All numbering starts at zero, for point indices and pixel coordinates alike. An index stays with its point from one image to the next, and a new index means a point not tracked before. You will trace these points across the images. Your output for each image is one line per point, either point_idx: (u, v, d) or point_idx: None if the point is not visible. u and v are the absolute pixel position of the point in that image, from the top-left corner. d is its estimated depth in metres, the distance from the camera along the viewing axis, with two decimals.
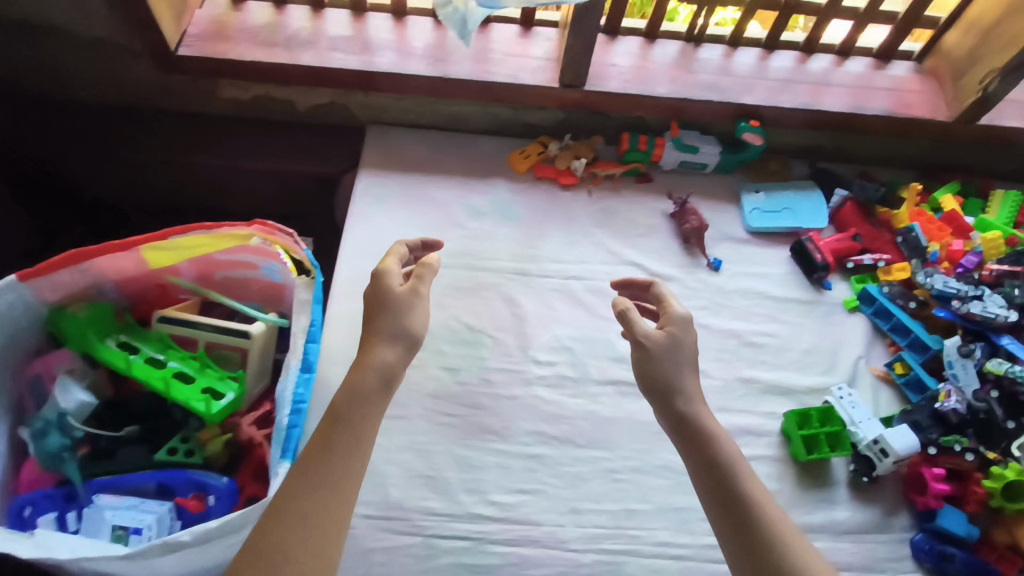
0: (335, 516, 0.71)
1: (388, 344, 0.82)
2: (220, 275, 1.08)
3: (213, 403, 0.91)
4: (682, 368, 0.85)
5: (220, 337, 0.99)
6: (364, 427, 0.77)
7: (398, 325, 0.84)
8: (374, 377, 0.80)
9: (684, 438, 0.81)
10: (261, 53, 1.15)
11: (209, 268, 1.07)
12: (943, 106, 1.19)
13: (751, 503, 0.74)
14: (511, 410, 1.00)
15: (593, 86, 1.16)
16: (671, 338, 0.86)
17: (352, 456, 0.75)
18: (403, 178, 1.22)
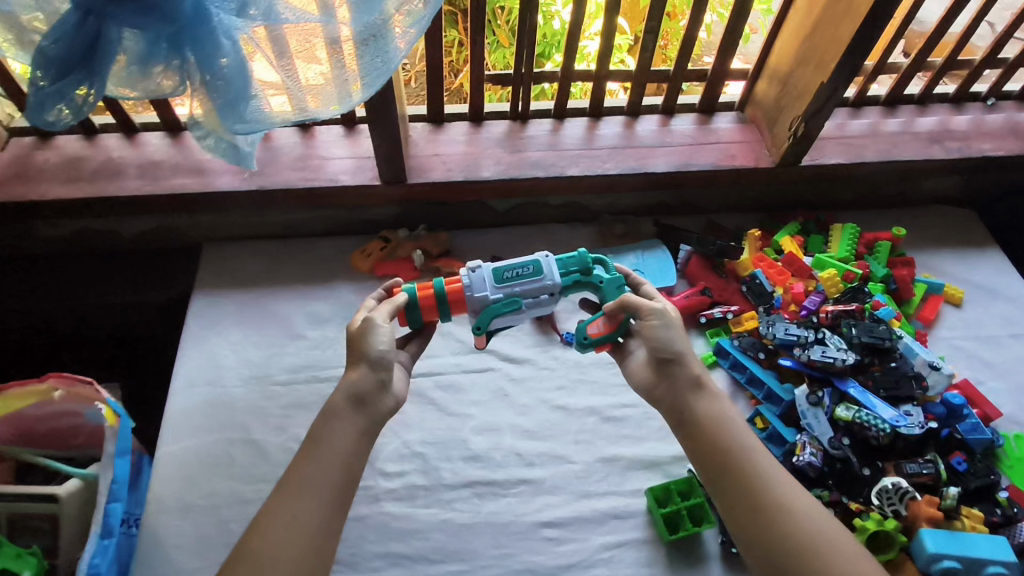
0: (315, 540, 0.72)
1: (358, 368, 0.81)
2: (34, 435, 1.01)
3: None
4: (680, 334, 0.85)
5: (26, 504, 0.89)
6: (339, 441, 0.78)
7: (358, 352, 0.83)
8: (353, 396, 0.81)
9: (689, 389, 0.83)
10: (66, 190, 1.11)
11: (26, 423, 0.99)
12: (766, 154, 1.22)
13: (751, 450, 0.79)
14: (357, 534, 0.94)
15: (416, 179, 1.14)
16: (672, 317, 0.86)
17: (334, 478, 0.76)
18: (238, 294, 1.17)
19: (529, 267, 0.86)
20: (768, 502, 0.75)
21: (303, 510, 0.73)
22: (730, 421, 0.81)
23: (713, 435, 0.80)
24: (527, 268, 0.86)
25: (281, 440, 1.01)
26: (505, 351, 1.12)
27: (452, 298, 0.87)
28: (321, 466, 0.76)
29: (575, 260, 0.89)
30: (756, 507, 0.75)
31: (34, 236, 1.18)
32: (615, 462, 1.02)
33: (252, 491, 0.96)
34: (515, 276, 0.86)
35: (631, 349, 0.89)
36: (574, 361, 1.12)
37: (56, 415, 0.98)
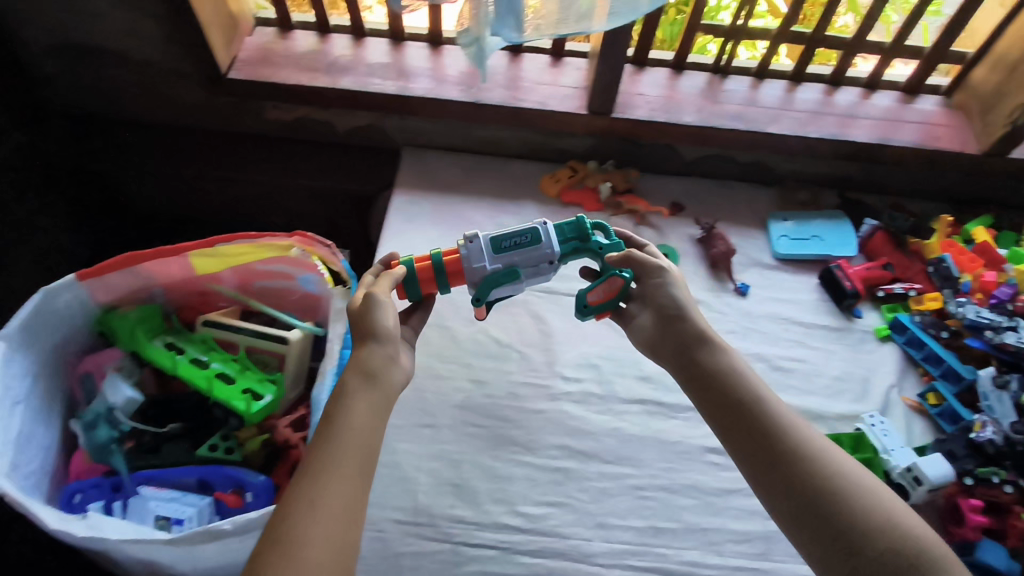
0: (340, 506, 0.65)
1: (370, 345, 0.76)
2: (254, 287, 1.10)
3: (253, 402, 0.95)
4: (685, 290, 0.85)
5: (261, 341, 1.01)
6: (361, 414, 0.71)
7: (365, 326, 0.77)
8: (362, 372, 0.74)
9: (691, 348, 0.81)
10: (304, 77, 1.21)
11: (250, 276, 1.08)
12: (974, 141, 1.20)
13: (767, 397, 0.75)
14: (538, 424, 1.01)
15: (621, 113, 1.20)
16: (679, 277, 0.87)
17: (355, 457, 0.68)
18: (435, 197, 1.26)
19: (526, 237, 0.86)
20: (816, 473, 0.69)
21: (335, 487, 0.66)
22: (742, 369, 0.78)
23: (728, 400, 0.76)
24: (524, 236, 0.86)
25: (470, 330, 1.09)
26: None
27: (450, 268, 0.87)
28: (345, 440, 0.69)
29: (574, 228, 0.89)
30: (803, 474, 0.69)
31: (261, 117, 1.29)
32: None
33: (444, 369, 1.05)
34: (512, 246, 0.86)
35: (634, 313, 0.87)
36: (747, 310, 1.16)
37: (273, 273, 1.07)
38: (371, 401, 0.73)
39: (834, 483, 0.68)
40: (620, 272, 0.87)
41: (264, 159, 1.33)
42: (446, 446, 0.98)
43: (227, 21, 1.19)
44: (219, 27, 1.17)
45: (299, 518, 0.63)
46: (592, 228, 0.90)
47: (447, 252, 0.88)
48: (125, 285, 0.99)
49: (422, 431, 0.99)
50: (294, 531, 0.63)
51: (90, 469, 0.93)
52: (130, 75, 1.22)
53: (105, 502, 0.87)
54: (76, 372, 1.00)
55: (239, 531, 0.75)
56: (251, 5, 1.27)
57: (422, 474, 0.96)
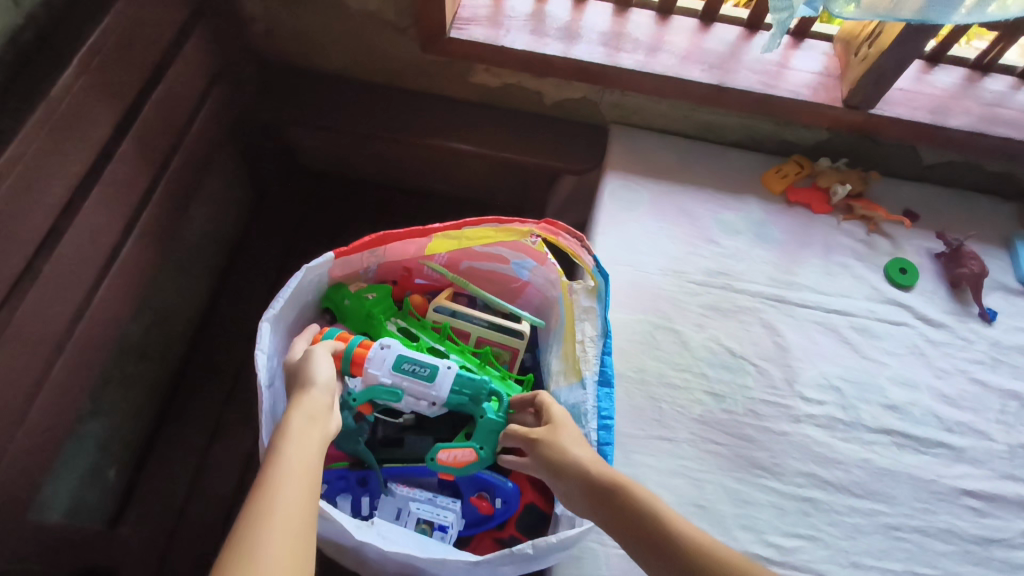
0: (304, 519, 0.56)
1: (308, 390, 0.70)
2: (462, 267, 1.04)
3: (509, 403, 0.90)
4: (570, 436, 0.73)
5: (493, 333, 0.97)
6: (309, 444, 0.64)
7: (302, 376, 0.72)
8: (298, 409, 0.67)
9: (595, 501, 0.68)
10: (529, 41, 1.12)
11: (462, 255, 1.02)
12: None
13: (676, 528, 0.63)
14: (781, 447, 0.94)
15: (879, 110, 1.08)
16: (555, 422, 0.75)
17: (307, 478, 0.60)
18: (649, 183, 1.17)
19: (427, 369, 0.82)
20: None
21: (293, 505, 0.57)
22: (662, 508, 0.65)
23: (655, 550, 0.63)
24: (423, 368, 0.81)
25: (700, 336, 1.02)
26: (922, 310, 1.07)
27: (356, 358, 0.81)
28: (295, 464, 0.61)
29: (472, 384, 0.82)
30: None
31: (466, 80, 1.23)
32: None
33: (677, 377, 0.99)
34: (410, 371, 0.82)
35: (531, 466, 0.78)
36: (994, 339, 1.06)
37: (489, 255, 1.02)
38: (315, 438, 0.65)
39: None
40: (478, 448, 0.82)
41: (460, 126, 1.25)
42: (686, 462, 0.92)
43: None
44: None
45: (260, 525, 0.54)
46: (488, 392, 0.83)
47: (362, 343, 0.82)
48: (360, 260, 0.93)
49: (661, 445, 0.93)
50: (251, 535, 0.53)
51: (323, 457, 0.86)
52: (344, 23, 1.16)
53: (353, 497, 0.81)
54: None
55: (538, 554, 0.69)
56: None
57: (665, 492, 0.89)
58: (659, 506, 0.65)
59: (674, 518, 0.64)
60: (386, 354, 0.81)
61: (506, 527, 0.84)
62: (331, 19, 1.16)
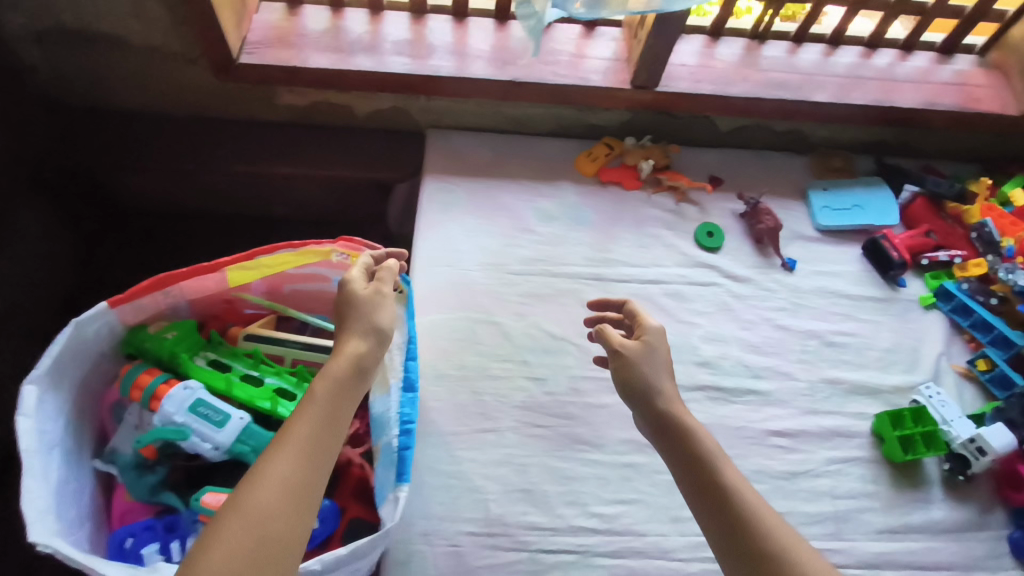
0: (303, 483, 0.64)
1: (359, 337, 0.77)
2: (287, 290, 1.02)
3: None
4: (656, 370, 0.82)
5: (309, 354, 0.95)
6: (336, 408, 0.71)
7: (368, 323, 0.79)
8: (338, 361, 0.75)
9: (656, 428, 0.78)
10: (323, 59, 1.12)
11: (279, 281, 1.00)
12: (1012, 102, 1.18)
13: (717, 467, 0.73)
14: (602, 419, 0.99)
15: (664, 87, 1.14)
16: (646, 348, 0.83)
17: (324, 445, 0.68)
18: (468, 182, 1.20)
19: (220, 415, 0.84)
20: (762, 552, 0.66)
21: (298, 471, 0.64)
22: (709, 441, 0.75)
23: (700, 479, 0.72)
24: (216, 414, 0.84)
25: (522, 325, 1.06)
26: (729, 269, 1.15)
27: (159, 394, 0.85)
28: (309, 430, 0.68)
29: (259, 436, 0.85)
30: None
31: (274, 103, 1.22)
32: (838, 385, 1.05)
33: (501, 368, 1.02)
34: (204, 416, 0.84)
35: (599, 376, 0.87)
36: (795, 285, 1.14)
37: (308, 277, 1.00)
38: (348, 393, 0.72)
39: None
40: None
41: (280, 151, 1.24)
42: (512, 450, 0.95)
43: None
44: (228, 7, 1.06)
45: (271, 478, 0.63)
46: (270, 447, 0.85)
47: (168, 381, 0.87)
48: (156, 301, 0.90)
49: (486, 436, 0.96)
50: (265, 480, 0.62)
51: (130, 511, 0.84)
52: (133, 61, 1.13)
53: (161, 544, 0.80)
54: (106, 402, 0.90)
55: (328, 569, 0.69)
56: None
57: (491, 482, 0.92)
58: (712, 450, 0.74)
59: (717, 459, 0.73)
60: (188, 394, 0.85)
61: (328, 545, 0.84)
62: (119, 58, 1.13)
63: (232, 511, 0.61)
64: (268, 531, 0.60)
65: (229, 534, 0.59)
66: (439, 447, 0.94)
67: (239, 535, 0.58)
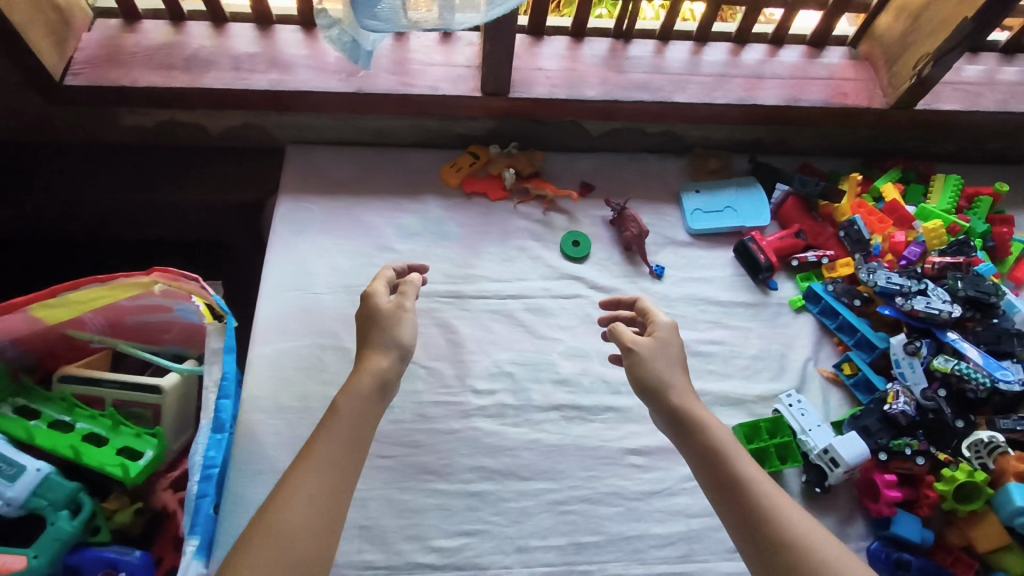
0: (333, 502, 0.69)
1: (382, 353, 0.82)
2: (131, 321, 1.00)
3: (130, 465, 0.83)
4: (666, 364, 0.84)
5: (130, 393, 0.90)
6: (355, 428, 0.75)
7: (387, 336, 0.83)
8: (359, 379, 0.79)
9: (672, 424, 0.81)
10: (158, 77, 1.06)
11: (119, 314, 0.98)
12: (880, 94, 1.16)
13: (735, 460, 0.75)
14: (450, 445, 0.94)
15: (518, 92, 1.09)
16: (658, 343, 0.86)
17: (343, 463, 0.72)
18: (325, 200, 1.14)
19: (14, 468, 0.79)
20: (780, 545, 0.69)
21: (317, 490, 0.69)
22: (718, 434, 0.78)
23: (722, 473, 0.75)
24: (9, 468, 0.79)
25: None
26: (594, 279, 1.11)
27: None
28: (331, 452, 0.72)
29: (57, 487, 0.80)
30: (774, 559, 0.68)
31: (118, 124, 1.15)
32: (702, 397, 1.02)
33: None
34: None
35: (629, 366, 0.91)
36: (663, 294, 1.11)
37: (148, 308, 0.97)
38: (368, 411, 0.77)
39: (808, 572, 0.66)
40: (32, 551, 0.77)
41: (130, 176, 1.18)
42: None
43: (54, 17, 1.01)
44: (43, 26, 0.99)
45: (290, 498, 0.68)
46: (70, 500, 0.81)
47: None
48: None
49: None
50: (286, 502, 0.67)
51: None
52: None
53: None
54: None
55: None
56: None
57: None
58: (723, 444, 0.77)
59: (731, 453, 0.76)
60: None
61: None
62: None
63: (257, 532, 0.66)
64: (293, 546, 0.65)
65: (252, 549, 0.64)
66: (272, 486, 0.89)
67: (263, 557, 0.64)
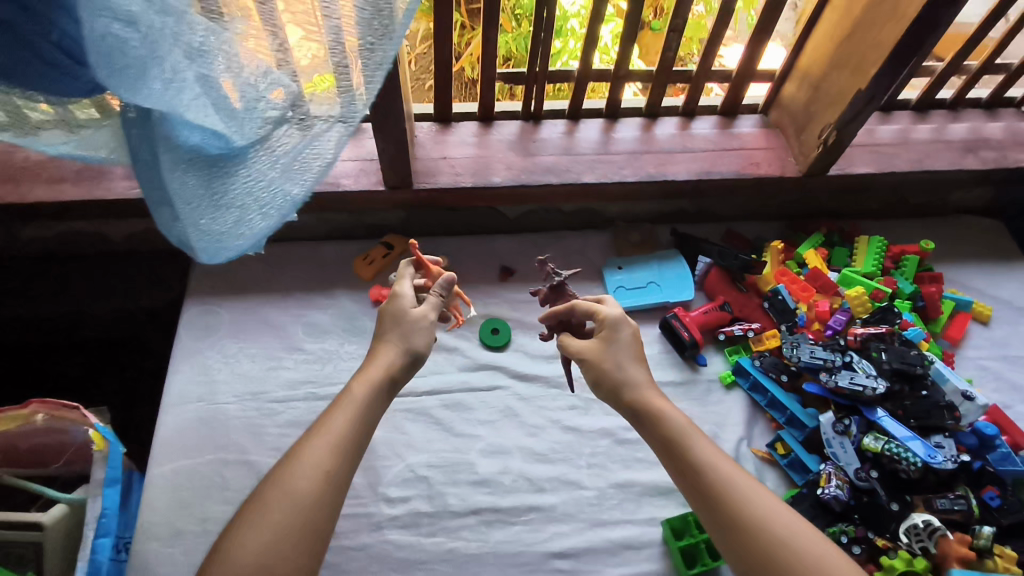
0: (306, 499, 0.68)
1: (392, 348, 0.80)
2: (21, 446, 0.95)
3: None
4: (622, 364, 0.82)
5: (5, 532, 0.83)
6: (362, 416, 0.75)
7: (403, 336, 0.81)
8: (378, 376, 0.78)
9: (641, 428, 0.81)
10: (45, 191, 1.03)
11: (8, 440, 0.93)
12: (792, 162, 1.16)
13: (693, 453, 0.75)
14: (360, 564, 0.89)
15: (423, 184, 1.08)
16: (605, 341, 0.83)
17: (329, 454, 0.71)
18: (232, 302, 1.11)
19: None
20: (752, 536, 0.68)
21: (301, 488, 0.68)
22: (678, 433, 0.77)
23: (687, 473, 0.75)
24: None
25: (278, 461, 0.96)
26: (514, 368, 1.07)
27: None
28: (338, 436, 0.72)
29: None
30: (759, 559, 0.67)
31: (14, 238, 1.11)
32: (628, 489, 0.97)
33: None
34: None
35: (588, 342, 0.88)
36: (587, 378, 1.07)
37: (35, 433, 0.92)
38: (370, 407, 0.76)
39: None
40: None
41: (34, 286, 1.14)
42: None
43: None
44: None
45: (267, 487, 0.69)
46: None
47: None
48: None
49: None
50: (262, 498, 0.68)
51: None
52: None
53: None
54: None
55: None
56: None
57: None
58: (690, 445, 0.76)
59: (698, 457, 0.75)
60: None
61: None
62: None
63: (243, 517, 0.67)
64: (273, 543, 0.65)
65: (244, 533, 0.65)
66: None
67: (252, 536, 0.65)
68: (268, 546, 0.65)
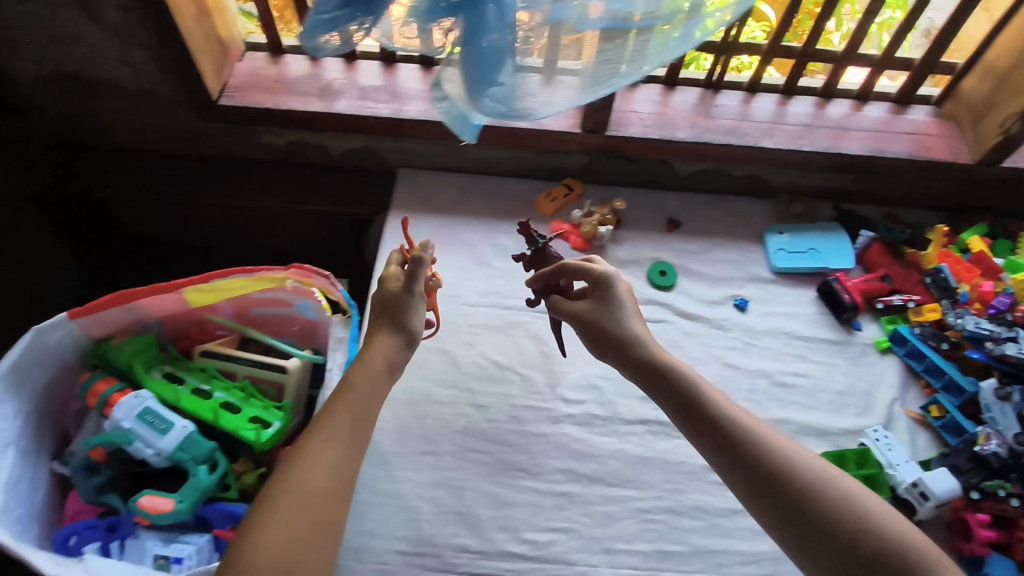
0: (320, 495, 0.71)
1: (390, 340, 0.85)
2: (253, 313, 1.07)
3: (262, 431, 0.93)
4: (622, 317, 0.88)
5: (260, 371, 1.00)
6: (363, 404, 0.79)
7: (398, 324, 0.86)
8: (374, 366, 0.83)
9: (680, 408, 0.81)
10: (295, 102, 1.21)
11: (246, 303, 1.05)
12: (965, 150, 1.21)
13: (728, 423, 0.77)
14: (540, 447, 1.00)
15: (615, 131, 1.19)
16: (598, 302, 0.90)
17: (338, 446, 0.75)
18: (430, 218, 1.25)
19: (164, 423, 0.90)
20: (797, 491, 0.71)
21: (312, 487, 0.71)
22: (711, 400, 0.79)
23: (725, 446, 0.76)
24: (163, 422, 0.90)
25: (470, 353, 1.09)
26: (680, 306, 1.16)
27: (114, 400, 0.93)
28: (340, 428, 0.76)
29: (199, 445, 0.90)
30: (809, 524, 0.69)
31: (255, 142, 1.30)
32: (786, 425, 1.04)
33: (445, 394, 1.04)
34: (150, 422, 0.90)
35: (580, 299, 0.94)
36: (748, 325, 1.15)
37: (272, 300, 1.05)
38: (371, 394, 0.81)
39: (868, 545, 0.66)
40: (176, 495, 0.87)
41: (262, 186, 1.33)
42: (448, 473, 0.97)
43: (217, 48, 1.18)
44: (208, 55, 1.16)
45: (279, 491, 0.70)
46: (204, 460, 0.91)
47: (121, 390, 0.93)
48: (119, 318, 0.98)
49: (425, 459, 0.98)
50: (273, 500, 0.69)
51: (83, 511, 0.92)
52: (123, 101, 1.23)
53: (101, 543, 0.86)
54: (73, 410, 1.00)
55: None
56: (242, 30, 1.25)
57: (424, 503, 0.94)
58: (721, 411, 0.78)
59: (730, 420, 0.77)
60: (137, 402, 0.91)
61: None
62: (112, 100, 1.23)
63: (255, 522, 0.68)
64: (295, 538, 0.67)
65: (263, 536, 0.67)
66: (376, 467, 0.97)
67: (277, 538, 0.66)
68: (290, 543, 0.67)
